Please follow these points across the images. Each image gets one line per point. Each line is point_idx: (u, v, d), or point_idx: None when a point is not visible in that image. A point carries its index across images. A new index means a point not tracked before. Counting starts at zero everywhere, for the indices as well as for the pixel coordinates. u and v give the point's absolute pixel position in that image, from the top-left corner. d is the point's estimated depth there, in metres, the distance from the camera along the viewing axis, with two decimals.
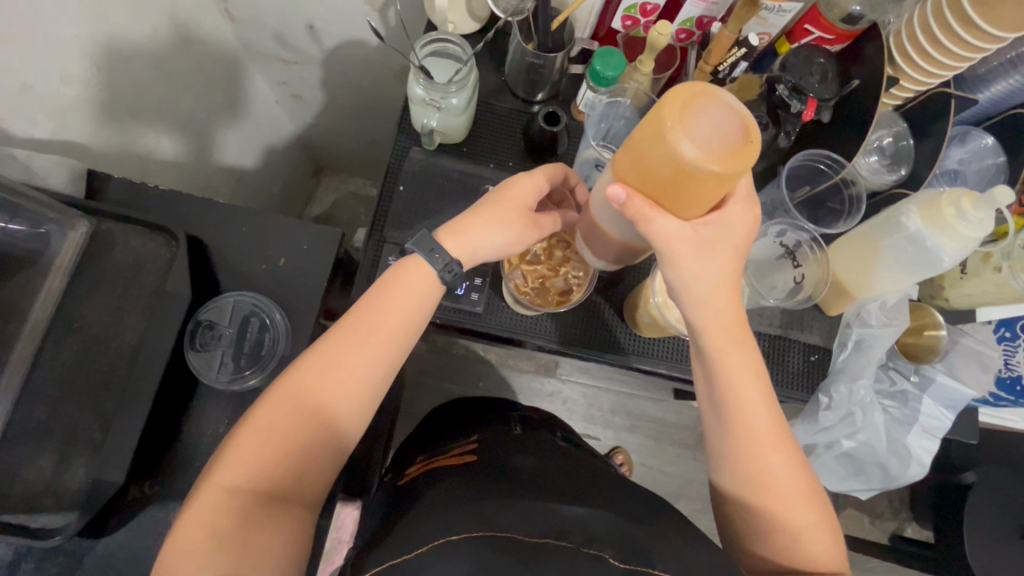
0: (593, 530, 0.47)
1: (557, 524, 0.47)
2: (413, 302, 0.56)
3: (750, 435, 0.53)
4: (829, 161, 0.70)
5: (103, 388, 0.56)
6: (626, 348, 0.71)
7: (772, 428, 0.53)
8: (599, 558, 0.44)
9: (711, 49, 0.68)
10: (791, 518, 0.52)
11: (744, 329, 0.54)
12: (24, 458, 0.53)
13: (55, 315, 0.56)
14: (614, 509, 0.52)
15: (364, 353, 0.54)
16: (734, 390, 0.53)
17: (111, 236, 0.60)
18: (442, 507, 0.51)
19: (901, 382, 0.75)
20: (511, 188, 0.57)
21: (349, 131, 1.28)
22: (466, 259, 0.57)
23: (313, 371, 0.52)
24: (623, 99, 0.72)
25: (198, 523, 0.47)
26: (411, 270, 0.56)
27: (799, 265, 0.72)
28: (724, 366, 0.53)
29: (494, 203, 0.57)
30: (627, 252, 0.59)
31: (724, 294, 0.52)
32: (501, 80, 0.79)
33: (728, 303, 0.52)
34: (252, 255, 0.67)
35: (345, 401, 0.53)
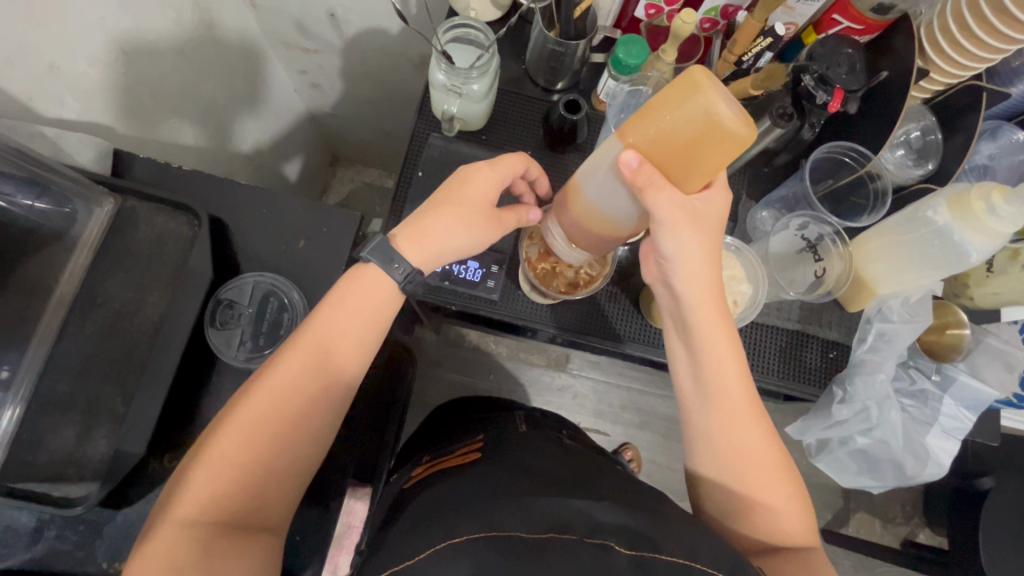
0: (601, 522, 0.47)
1: (565, 516, 0.47)
2: (370, 312, 0.56)
3: (728, 410, 0.53)
4: (854, 154, 0.69)
5: (124, 364, 0.57)
6: (641, 339, 0.70)
7: (754, 410, 0.54)
8: (601, 546, 0.44)
9: (736, 39, 0.67)
10: (763, 496, 0.53)
11: (724, 314, 0.54)
12: (47, 430, 0.54)
13: (80, 290, 0.57)
14: (623, 502, 0.52)
15: (334, 353, 0.55)
16: (722, 376, 0.53)
17: (134, 214, 0.61)
18: (448, 509, 0.51)
19: (921, 381, 0.74)
20: (468, 184, 0.57)
21: (366, 121, 1.28)
22: (427, 266, 0.57)
23: (268, 392, 0.52)
24: (645, 88, 0.71)
25: (155, 558, 0.46)
26: (367, 279, 0.56)
27: (820, 259, 0.71)
28: (704, 345, 0.54)
29: (454, 200, 0.57)
30: (598, 243, 0.58)
31: (705, 277, 0.53)
32: (521, 68, 0.79)
33: (712, 287, 0.53)
34: (271, 236, 0.67)
35: (304, 412, 0.53)
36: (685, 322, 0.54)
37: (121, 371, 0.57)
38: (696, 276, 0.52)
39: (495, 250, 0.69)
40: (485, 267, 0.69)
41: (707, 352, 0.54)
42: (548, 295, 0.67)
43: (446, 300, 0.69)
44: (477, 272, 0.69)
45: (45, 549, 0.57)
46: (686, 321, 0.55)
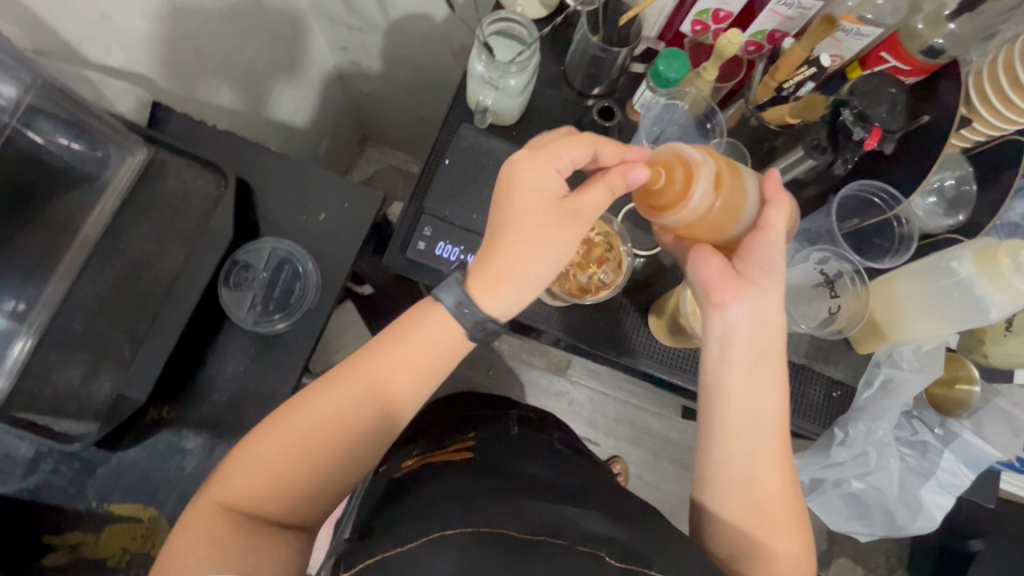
0: (591, 530, 0.47)
1: (553, 521, 0.48)
2: (439, 341, 0.54)
3: (761, 454, 0.52)
4: (884, 195, 0.68)
5: (137, 311, 0.58)
6: (638, 351, 0.70)
7: (781, 449, 0.53)
8: (591, 555, 0.44)
9: (779, 65, 0.67)
10: (771, 540, 0.51)
11: (766, 354, 0.54)
12: (58, 364, 0.55)
13: (104, 235, 0.58)
14: (618, 516, 0.52)
15: (388, 372, 0.53)
16: (748, 409, 0.53)
17: (165, 166, 0.62)
18: (434, 503, 0.51)
19: (924, 433, 0.73)
20: (519, 181, 0.53)
21: (399, 105, 1.30)
22: (491, 285, 0.53)
23: (326, 403, 0.52)
24: (681, 104, 0.72)
25: (196, 536, 0.47)
26: (433, 308, 0.55)
27: (837, 296, 0.68)
28: (753, 386, 0.53)
29: (512, 202, 0.53)
30: (727, 213, 0.54)
31: (772, 322, 0.54)
32: (560, 70, 0.79)
33: (771, 332, 0.54)
34: (293, 206, 0.68)
35: (365, 424, 0.53)
36: (748, 358, 0.54)
37: (135, 318, 0.58)
38: (760, 316, 0.53)
39: None
40: None
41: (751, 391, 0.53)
42: (555, 295, 0.66)
43: None
44: None
45: (39, 480, 0.58)
46: (748, 358, 0.54)
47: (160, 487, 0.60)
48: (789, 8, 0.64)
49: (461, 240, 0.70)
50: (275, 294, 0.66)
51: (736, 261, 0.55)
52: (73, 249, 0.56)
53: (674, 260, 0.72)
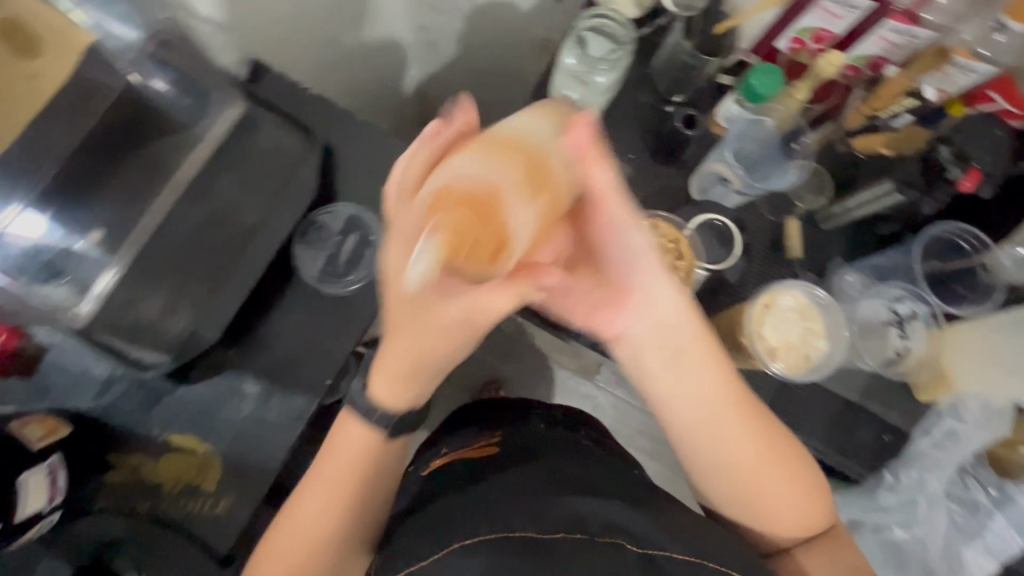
0: (612, 520, 0.53)
1: (576, 517, 0.53)
2: (402, 389, 0.52)
3: (714, 432, 0.53)
4: (973, 240, 0.67)
5: (217, 256, 0.61)
6: None
7: (767, 439, 0.53)
8: (611, 544, 0.50)
9: (879, 92, 0.66)
10: (772, 500, 0.53)
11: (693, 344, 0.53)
12: (137, 296, 0.57)
13: (196, 179, 0.60)
14: (631, 499, 0.57)
15: (371, 406, 0.53)
16: (690, 403, 0.54)
17: (257, 121, 0.63)
18: (466, 519, 0.54)
19: (976, 492, 0.68)
20: (408, 312, 0.46)
21: (466, 91, 1.33)
22: (391, 402, 0.53)
23: (337, 451, 0.55)
24: (766, 120, 0.70)
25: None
26: (389, 361, 0.51)
27: (906, 337, 0.67)
28: (691, 376, 0.53)
29: (396, 330, 0.48)
30: (617, 297, 0.53)
31: (687, 322, 0.52)
32: (644, 73, 0.78)
33: (689, 327, 0.52)
34: (369, 176, 0.69)
35: (359, 441, 0.55)
36: (674, 345, 0.53)
37: (210, 263, 0.60)
38: (657, 326, 0.52)
39: None
40: None
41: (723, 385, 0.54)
42: None
43: None
44: None
45: (109, 402, 0.62)
46: (677, 353, 0.53)
47: (212, 425, 0.63)
48: (900, 36, 0.60)
49: None
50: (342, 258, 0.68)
51: (602, 270, 0.52)
52: (166, 191, 0.58)
53: (737, 278, 0.71)
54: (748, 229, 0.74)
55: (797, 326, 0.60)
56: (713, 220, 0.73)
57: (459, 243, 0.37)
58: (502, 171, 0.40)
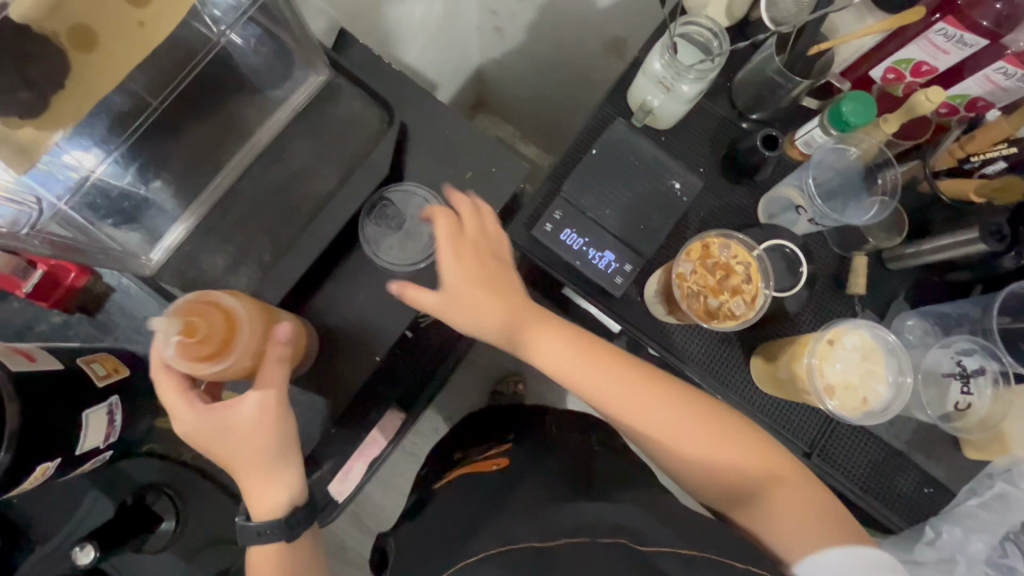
0: (619, 522, 0.52)
1: (581, 522, 0.53)
2: (246, 427, 0.54)
3: (673, 441, 0.58)
4: None
5: (284, 221, 0.61)
6: (728, 382, 0.68)
7: (716, 428, 0.58)
8: (616, 543, 0.49)
9: (975, 135, 0.63)
10: (774, 493, 0.55)
11: (598, 344, 0.61)
12: (207, 251, 0.60)
13: (271, 144, 0.62)
14: (647, 509, 0.54)
15: (246, 443, 0.55)
16: (655, 417, 0.58)
17: (339, 91, 0.64)
18: (486, 524, 0.59)
19: (1016, 560, 0.64)
20: (224, 444, 0.55)
21: (527, 78, 1.33)
22: (257, 497, 0.56)
23: (239, 471, 0.56)
24: (852, 150, 0.69)
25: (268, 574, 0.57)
26: (229, 444, 0.55)
27: (968, 391, 0.65)
28: (631, 405, 0.59)
29: (222, 456, 0.56)
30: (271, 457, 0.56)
31: (545, 333, 0.61)
32: (726, 85, 0.76)
33: (558, 347, 0.61)
34: (441, 159, 0.68)
35: (256, 474, 0.56)
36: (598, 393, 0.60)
37: (278, 225, 0.61)
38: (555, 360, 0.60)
39: (636, 251, 0.70)
40: (619, 263, 0.70)
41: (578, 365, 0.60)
42: (680, 311, 0.65)
43: (569, 281, 0.71)
44: (610, 264, 0.69)
45: None
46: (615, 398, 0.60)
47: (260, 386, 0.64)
48: (1007, 78, 0.59)
49: (587, 231, 0.70)
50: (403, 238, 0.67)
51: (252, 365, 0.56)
52: (245, 148, 0.61)
53: (797, 309, 0.70)
54: (815, 260, 0.71)
55: (859, 365, 0.59)
56: (785, 246, 0.70)
57: (196, 331, 0.50)
58: (250, 324, 0.53)
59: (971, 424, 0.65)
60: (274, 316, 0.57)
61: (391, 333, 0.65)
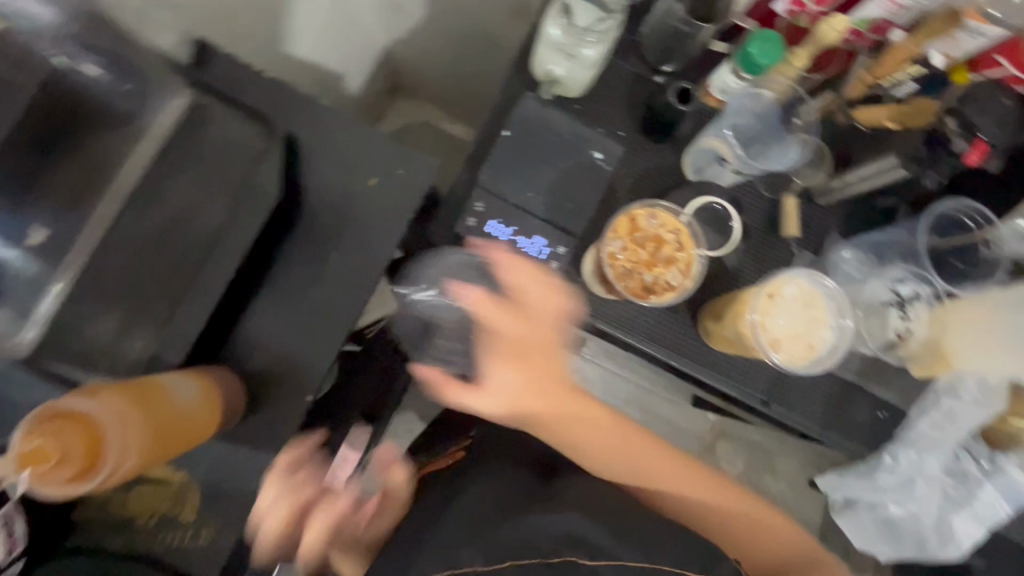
0: (573, 533, 0.55)
1: (527, 535, 0.56)
2: (279, 527, 0.57)
3: (598, 440, 0.61)
4: (979, 218, 0.65)
5: (175, 269, 0.54)
6: (680, 349, 0.67)
7: (698, 482, 0.63)
8: (568, 561, 0.52)
9: (882, 60, 0.61)
10: (687, 487, 0.63)
11: (543, 362, 0.57)
12: (85, 321, 0.50)
13: (140, 183, 0.51)
14: (584, 509, 0.58)
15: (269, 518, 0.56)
16: (581, 421, 0.60)
17: (207, 111, 0.55)
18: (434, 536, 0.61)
19: (969, 465, 0.69)
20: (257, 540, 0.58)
21: (436, 55, 1.26)
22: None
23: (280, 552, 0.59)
24: (765, 92, 0.66)
25: None
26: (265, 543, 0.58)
27: (907, 320, 0.66)
28: (554, 412, 0.60)
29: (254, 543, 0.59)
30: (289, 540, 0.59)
31: (507, 366, 0.56)
32: (633, 41, 0.73)
33: (519, 370, 0.57)
34: (343, 170, 0.63)
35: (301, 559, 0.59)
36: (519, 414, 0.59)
37: (170, 274, 0.54)
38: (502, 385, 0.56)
39: (568, 232, 0.67)
40: (551, 247, 0.66)
41: (583, 430, 0.61)
42: (616, 291, 0.64)
43: None
44: (543, 250, 0.66)
45: None
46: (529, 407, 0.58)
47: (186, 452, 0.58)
48: None
49: (513, 219, 0.66)
50: (315, 262, 0.62)
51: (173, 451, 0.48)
52: (106, 198, 0.49)
53: (736, 263, 0.69)
54: (746, 210, 0.70)
55: (801, 316, 0.58)
56: (713, 203, 0.69)
57: (51, 455, 0.36)
58: (127, 423, 0.41)
59: (914, 351, 0.66)
60: (164, 401, 0.45)
61: (322, 365, 0.61)
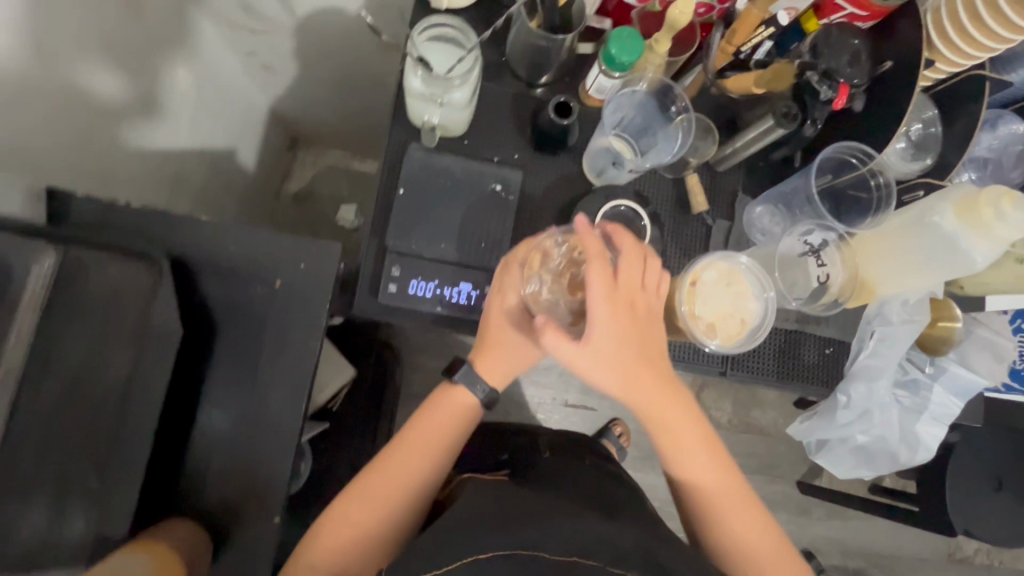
0: (621, 547, 0.46)
1: (588, 538, 0.47)
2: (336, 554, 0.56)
3: (670, 437, 0.57)
4: (860, 156, 0.66)
5: (93, 437, 0.51)
6: None
7: (705, 452, 0.58)
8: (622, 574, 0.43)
9: (735, 29, 0.62)
10: (720, 501, 0.58)
11: (655, 344, 0.54)
12: (16, 512, 0.47)
13: (29, 354, 0.48)
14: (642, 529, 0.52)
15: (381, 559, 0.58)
16: (676, 418, 0.56)
17: (83, 264, 0.51)
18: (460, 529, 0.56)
19: (914, 372, 0.75)
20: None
21: (324, 99, 1.23)
22: None
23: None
24: (638, 86, 0.69)
25: None
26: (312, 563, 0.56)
27: (823, 264, 0.69)
28: (654, 406, 0.55)
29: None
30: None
31: (616, 348, 0.52)
32: (501, 59, 0.72)
33: (609, 348, 0.52)
34: (242, 276, 0.58)
35: None
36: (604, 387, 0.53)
37: (92, 441, 0.51)
38: (606, 359, 0.52)
39: (489, 269, 0.66)
40: (479, 288, 0.66)
41: (654, 392, 0.54)
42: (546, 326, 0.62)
43: (439, 325, 0.67)
44: (470, 294, 0.66)
45: None
46: (638, 377, 0.53)
47: None
48: None
49: (433, 272, 0.65)
50: (237, 388, 0.57)
51: None
52: None
53: (658, 252, 0.70)
54: (654, 198, 0.71)
55: (726, 295, 0.59)
56: (619, 205, 0.69)
57: None
58: None
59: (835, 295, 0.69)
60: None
61: (283, 481, 0.57)
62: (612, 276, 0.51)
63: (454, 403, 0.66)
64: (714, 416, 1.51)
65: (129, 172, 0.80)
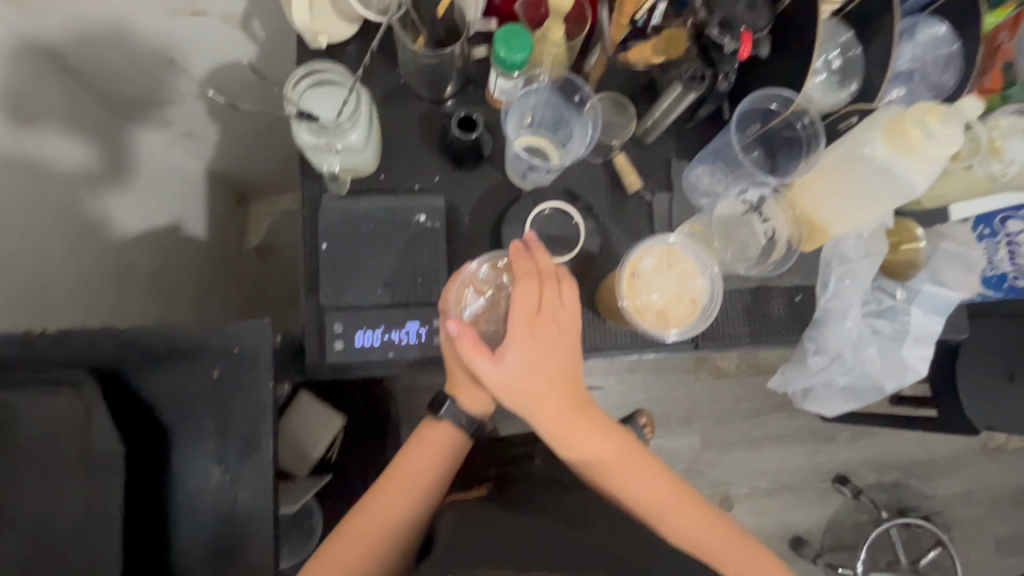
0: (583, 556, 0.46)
1: (544, 556, 0.46)
2: None
3: (597, 434, 0.58)
4: (779, 100, 0.63)
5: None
6: (592, 346, 0.66)
7: (632, 465, 0.59)
8: None
9: (623, 0, 0.58)
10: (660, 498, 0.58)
11: (571, 361, 0.57)
12: None
13: None
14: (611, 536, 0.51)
15: None
16: (592, 425, 0.58)
17: (11, 406, 0.50)
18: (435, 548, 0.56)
19: (888, 300, 0.72)
20: None
21: (258, 152, 1.20)
22: None
23: None
24: (537, 84, 0.66)
25: None
26: None
27: (766, 219, 0.69)
28: (564, 428, 0.57)
29: None
30: None
31: (525, 368, 0.55)
32: (401, 83, 0.69)
33: (514, 364, 0.54)
34: (181, 373, 0.56)
35: None
36: (512, 404, 0.56)
37: None
38: (512, 376, 0.54)
39: (432, 303, 0.65)
40: (427, 325, 0.65)
41: (562, 414, 0.56)
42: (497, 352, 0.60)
43: (398, 369, 0.66)
44: (420, 332, 0.65)
45: None
46: (547, 395, 0.55)
47: None
48: None
49: (376, 320, 0.64)
50: (208, 486, 0.56)
51: None
52: None
53: (601, 244, 0.67)
54: (585, 188, 0.69)
55: (669, 280, 0.59)
56: (544, 209, 0.66)
57: None
58: None
59: (784, 249, 0.68)
60: None
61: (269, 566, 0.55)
62: (533, 297, 0.56)
63: (436, 437, 0.66)
64: (722, 366, 1.49)
65: (67, 281, 0.78)
